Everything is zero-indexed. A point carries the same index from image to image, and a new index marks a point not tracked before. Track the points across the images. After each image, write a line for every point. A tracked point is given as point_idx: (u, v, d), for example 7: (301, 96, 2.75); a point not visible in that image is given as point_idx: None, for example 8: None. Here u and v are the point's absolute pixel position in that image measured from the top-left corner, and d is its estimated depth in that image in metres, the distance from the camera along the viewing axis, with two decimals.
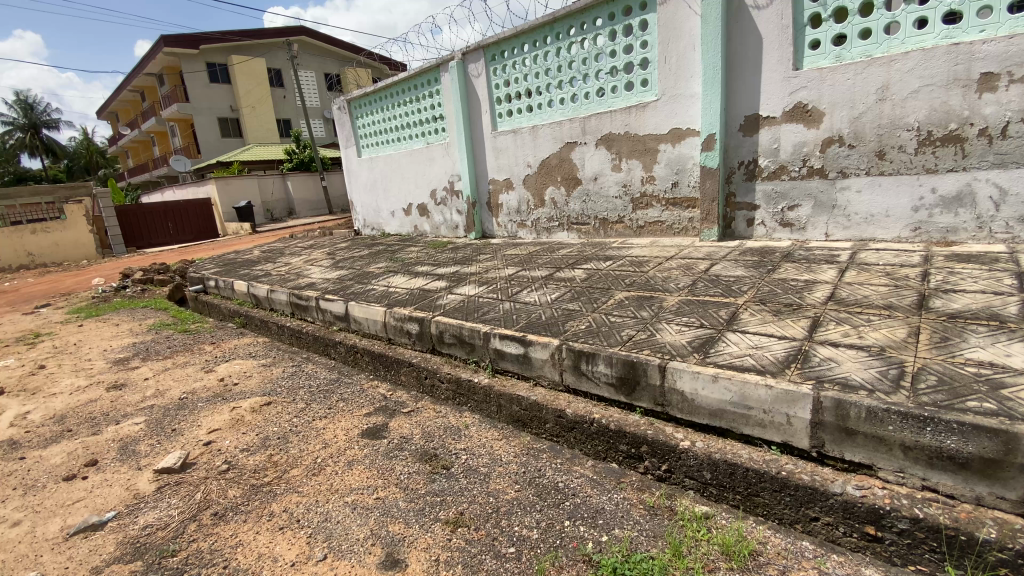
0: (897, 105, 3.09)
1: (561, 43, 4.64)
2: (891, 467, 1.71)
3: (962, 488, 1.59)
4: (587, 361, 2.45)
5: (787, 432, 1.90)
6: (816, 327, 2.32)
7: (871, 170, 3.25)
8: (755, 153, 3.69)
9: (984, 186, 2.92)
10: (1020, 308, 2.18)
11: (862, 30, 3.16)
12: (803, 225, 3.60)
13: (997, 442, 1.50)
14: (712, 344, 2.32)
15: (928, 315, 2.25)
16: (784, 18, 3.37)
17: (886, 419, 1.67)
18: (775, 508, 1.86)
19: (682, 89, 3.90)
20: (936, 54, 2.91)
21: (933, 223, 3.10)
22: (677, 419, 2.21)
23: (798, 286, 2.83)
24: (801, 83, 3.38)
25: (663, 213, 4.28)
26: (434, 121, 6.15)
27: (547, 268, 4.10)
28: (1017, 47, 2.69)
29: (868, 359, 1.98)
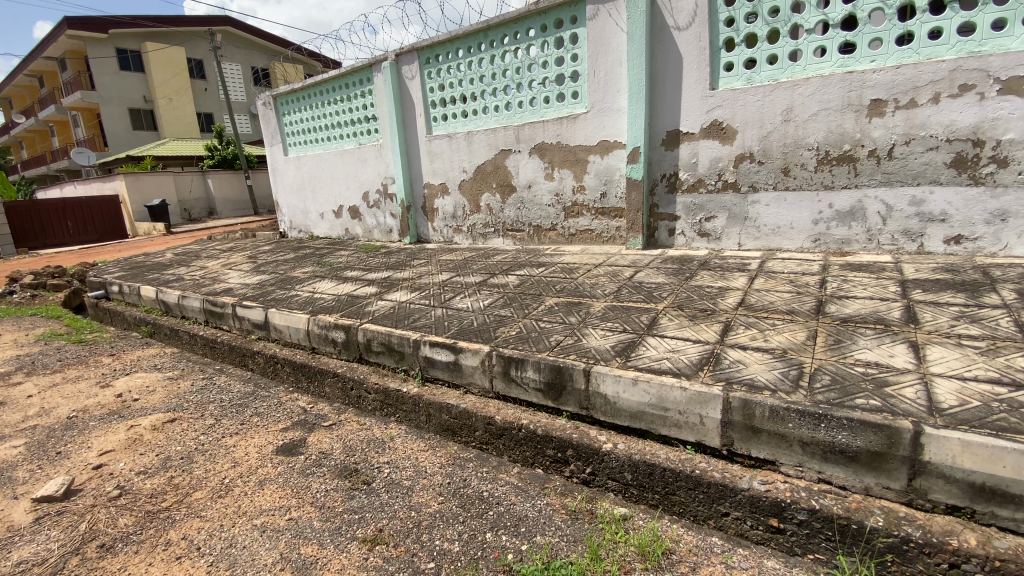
0: (800, 126, 3.35)
1: (495, 51, 4.66)
2: (792, 462, 1.82)
3: (853, 479, 1.72)
4: (515, 367, 2.44)
5: (700, 432, 1.98)
6: (728, 331, 2.46)
7: (778, 185, 3.51)
8: (676, 166, 3.88)
9: (872, 202, 3.22)
10: (901, 312, 2.42)
11: (770, 55, 3.42)
12: (719, 236, 3.82)
13: (882, 436, 1.64)
14: (634, 348, 2.39)
15: (824, 319, 2.45)
16: (702, 40, 3.57)
17: (787, 417, 1.79)
18: (689, 506, 1.93)
19: (610, 102, 4.04)
20: (833, 81, 3.19)
21: (830, 235, 3.40)
22: (600, 422, 2.25)
23: (712, 293, 2.99)
24: (717, 103, 3.60)
25: (593, 222, 4.39)
26: (366, 122, 5.96)
27: (480, 274, 4.08)
28: (902, 77, 2.99)
29: (773, 361, 2.12)
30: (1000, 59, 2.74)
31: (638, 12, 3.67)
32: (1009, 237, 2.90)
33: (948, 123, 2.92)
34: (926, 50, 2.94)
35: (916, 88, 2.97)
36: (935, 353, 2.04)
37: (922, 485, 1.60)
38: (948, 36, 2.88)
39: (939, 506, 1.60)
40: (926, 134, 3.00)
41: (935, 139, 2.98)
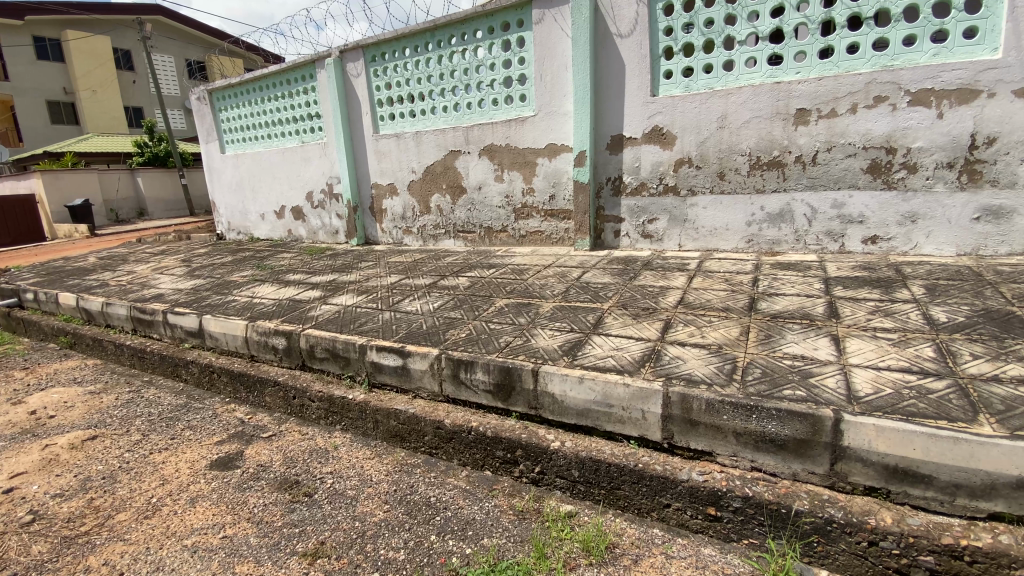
0: (733, 133, 3.53)
1: (442, 51, 4.63)
2: (727, 452, 1.91)
3: (782, 466, 1.82)
4: (464, 369, 2.43)
5: (642, 426, 2.04)
6: (668, 329, 2.55)
7: (714, 189, 3.68)
8: (620, 170, 3.99)
9: (799, 205, 3.44)
10: (825, 308, 2.59)
11: (706, 65, 3.57)
12: (661, 237, 3.96)
13: (806, 424, 1.75)
14: (581, 347, 2.44)
15: (756, 315, 2.59)
16: (642, 48, 3.69)
17: (722, 410, 1.88)
18: (633, 499, 1.98)
19: (556, 106, 4.10)
20: (763, 91, 3.37)
21: (763, 236, 3.60)
22: (548, 421, 2.27)
23: (655, 292, 3.09)
24: (657, 109, 3.73)
25: (542, 223, 4.44)
26: (310, 120, 5.76)
27: (430, 276, 4.03)
28: (824, 88, 3.21)
29: (709, 356, 2.22)
30: (908, 74, 2.98)
31: (582, 19, 3.75)
32: (917, 237, 3.16)
33: (865, 132, 3.16)
34: (844, 63, 3.16)
35: (836, 99, 3.19)
36: (854, 345, 2.20)
37: (843, 469, 1.72)
38: (863, 51, 3.10)
39: (858, 488, 1.72)
40: (845, 142, 3.22)
41: (853, 146, 3.21)
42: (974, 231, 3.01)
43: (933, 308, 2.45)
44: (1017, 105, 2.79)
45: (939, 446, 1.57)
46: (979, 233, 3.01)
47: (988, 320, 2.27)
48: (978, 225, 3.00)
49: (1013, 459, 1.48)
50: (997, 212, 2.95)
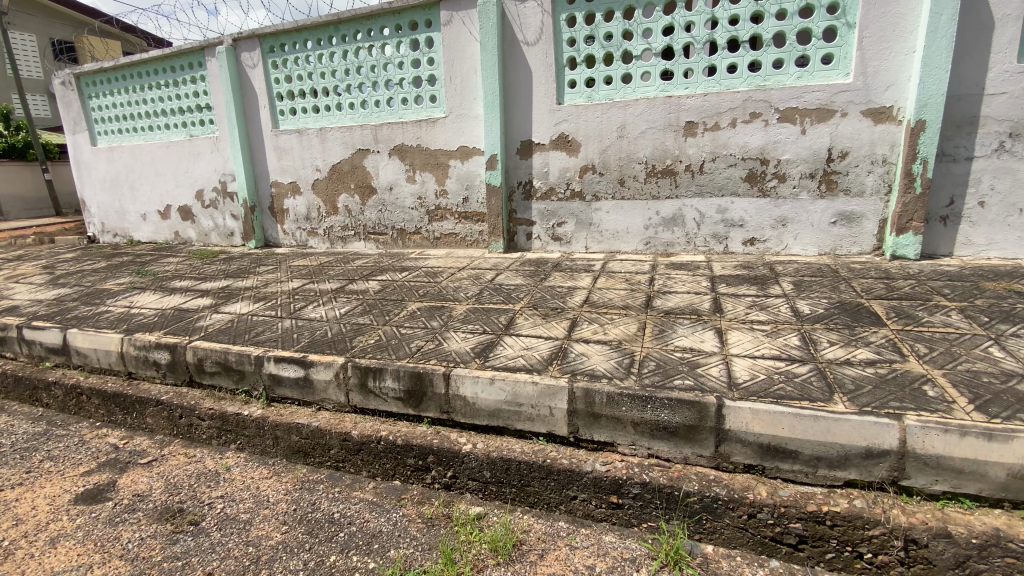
0: (632, 141, 3.75)
1: (347, 46, 4.46)
2: (627, 442, 2.02)
3: (675, 451, 1.96)
4: (373, 377, 2.35)
5: (550, 423, 2.11)
6: (574, 327, 2.65)
7: (616, 194, 3.88)
8: (530, 174, 4.09)
9: (690, 210, 3.73)
10: (710, 303, 2.84)
11: (606, 77, 3.76)
12: (570, 239, 4.11)
13: (694, 411, 1.90)
14: (492, 349, 2.46)
15: (652, 312, 2.77)
16: (548, 56, 3.82)
17: (621, 402, 1.99)
18: (543, 495, 2.03)
19: (466, 109, 4.11)
20: (657, 104, 3.62)
21: (659, 238, 3.86)
22: (460, 424, 2.27)
23: (563, 292, 3.21)
24: (563, 116, 3.87)
25: (456, 226, 4.43)
26: (199, 112, 5.28)
27: (337, 280, 3.86)
28: (708, 104, 3.51)
29: (610, 351, 2.34)
30: (777, 94, 3.34)
31: (490, 24, 3.79)
32: (787, 239, 3.56)
33: (743, 145, 3.50)
34: (724, 81, 3.48)
35: (718, 114, 3.50)
36: (735, 336, 2.43)
37: (725, 450, 1.89)
38: (740, 71, 3.43)
39: (739, 466, 1.89)
40: (728, 153, 3.55)
41: (734, 157, 3.54)
42: (832, 233, 3.45)
43: (800, 302, 2.77)
44: (862, 124, 3.23)
45: (802, 424, 1.77)
46: (835, 235, 3.44)
47: (842, 311, 2.61)
48: (835, 228, 3.44)
49: (861, 431, 1.71)
50: (849, 217, 3.39)
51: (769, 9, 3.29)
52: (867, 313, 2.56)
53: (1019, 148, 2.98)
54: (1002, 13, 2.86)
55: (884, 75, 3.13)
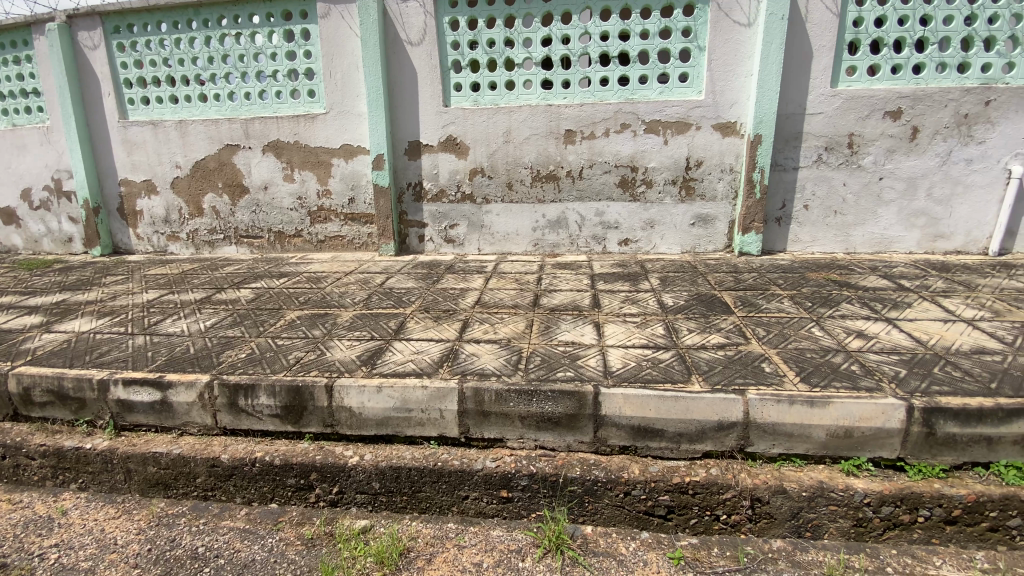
0: (517, 147, 3.86)
1: (210, 32, 4.06)
2: (515, 436, 2.08)
3: (559, 440, 2.06)
4: (245, 395, 2.17)
5: (440, 426, 2.10)
6: (465, 328, 2.67)
7: (504, 197, 3.98)
8: (419, 175, 4.04)
9: (572, 213, 3.94)
10: (591, 300, 3.02)
11: (491, 82, 3.84)
12: (462, 241, 4.14)
13: (574, 401, 2.01)
14: (380, 355, 2.39)
15: (539, 310, 2.88)
16: (432, 58, 3.80)
17: (508, 398, 2.04)
18: (434, 498, 2.02)
19: (349, 106, 3.95)
20: (539, 111, 3.77)
21: (546, 239, 4.02)
22: (346, 437, 2.17)
23: (454, 294, 3.21)
24: (450, 119, 3.88)
25: (342, 228, 4.24)
26: (23, 96, 4.48)
27: (204, 289, 3.51)
28: (585, 114, 3.73)
29: (499, 350, 2.40)
30: (644, 106, 3.65)
31: (370, 21, 3.68)
32: (656, 239, 3.91)
33: (616, 153, 3.77)
34: (598, 93, 3.73)
35: (594, 124, 3.74)
36: (611, 329, 2.61)
37: (604, 434, 2.02)
38: (612, 84, 3.70)
39: (615, 448, 2.04)
40: (604, 160, 3.80)
41: (609, 164, 3.80)
42: (692, 233, 3.84)
43: (666, 296, 3.05)
44: (714, 137, 3.64)
45: (666, 404, 1.96)
46: (695, 235, 3.85)
47: (699, 302, 2.93)
48: (695, 228, 3.84)
49: (713, 407, 1.93)
50: (706, 219, 3.81)
51: (634, 28, 3.59)
52: (720, 303, 2.89)
53: (832, 160, 3.55)
54: (817, 45, 3.39)
55: (730, 94, 3.55)
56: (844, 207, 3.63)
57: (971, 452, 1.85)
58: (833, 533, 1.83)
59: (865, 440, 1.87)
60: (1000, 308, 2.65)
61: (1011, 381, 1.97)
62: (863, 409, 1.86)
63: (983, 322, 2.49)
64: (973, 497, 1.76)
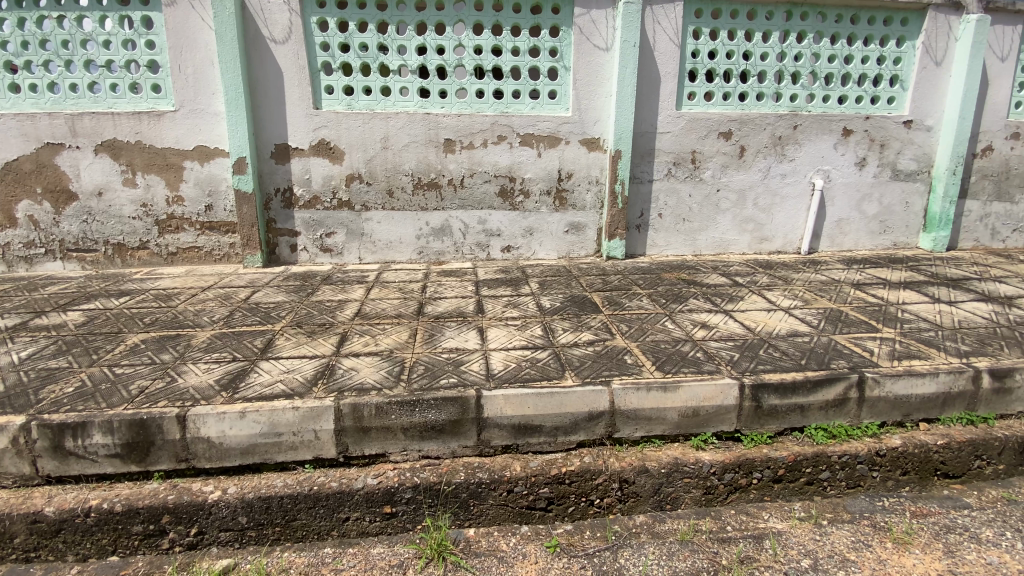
0: (395, 154, 3.80)
1: (21, 11, 3.45)
2: (397, 449, 2.04)
3: (442, 447, 2.06)
4: (73, 436, 1.87)
5: (316, 447, 1.99)
6: (343, 342, 2.56)
7: (384, 205, 3.89)
8: (289, 181, 3.80)
9: (455, 221, 3.98)
10: (474, 306, 3.08)
11: (365, 87, 3.75)
12: (340, 250, 3.96)
13: (456, 407, 2.03)
14: (243, 378, 2.19)
15: (423, 318, 2.87)
16: (299, 58, 3.61)
17: (389, 411, 2.00)
18: (311, 525, 1.91)
19: (203, 105, 3.60)
20: (417, 119, 3.75)
21: (430, 247, 4.01)
22: (206, 471, 1.97)
23: (331, 306, 3.06)
24: (321, 122, 3.70)
25: (199, 239, 3.83)
26: None
27: (17, 313, 2.95)
28: (463, 124, 3.79)
29: (380, 362, 2.34)
30: (518, 119, 3.81)
31: (226, 14, 3.39)
32: (535, 246, 4.09)
33: (495, 163, 3.88)
34: (475, 104, 3.82)
35: (472, 134, 3.82)
36: (493, 333, 2.68)
37: (486, 437, 2.07)
38: (487, 96, 3.81)
39: (498, 449, 2.09)
40: (484, 170, 3.89)
41: (488, 173, 3.90)
42: (567, 239, 4.09)
43: (544, 298, 3.22)
44: (582, 150, 3.92)
45: (543, 401, 2.06)
46: (570, 241, 4.10)
47: (573, 303, 3.13)
48: (569, 235, 4.09)
49: (584, 400, 2.08)
50: (578, 226, 4.08)
51: (506, 44, 3.75)
52: (591, 303, 3.12)
53: (681, 173, 4.02)
54: (664, 71, 3.82)
55: (594, 111, 3.86)
56: (692, 215, 4.12)
57: (790, 419, 2.20)
58: (687, 503, 2.06)
59: (709, 417, 2.15)
60: (809, 297, 3.21)
61: (816, 358, 2.40)
62: (706, 390, 2.13)
63: (796, 310, 2.99)
64: (792, 457, 2.09)
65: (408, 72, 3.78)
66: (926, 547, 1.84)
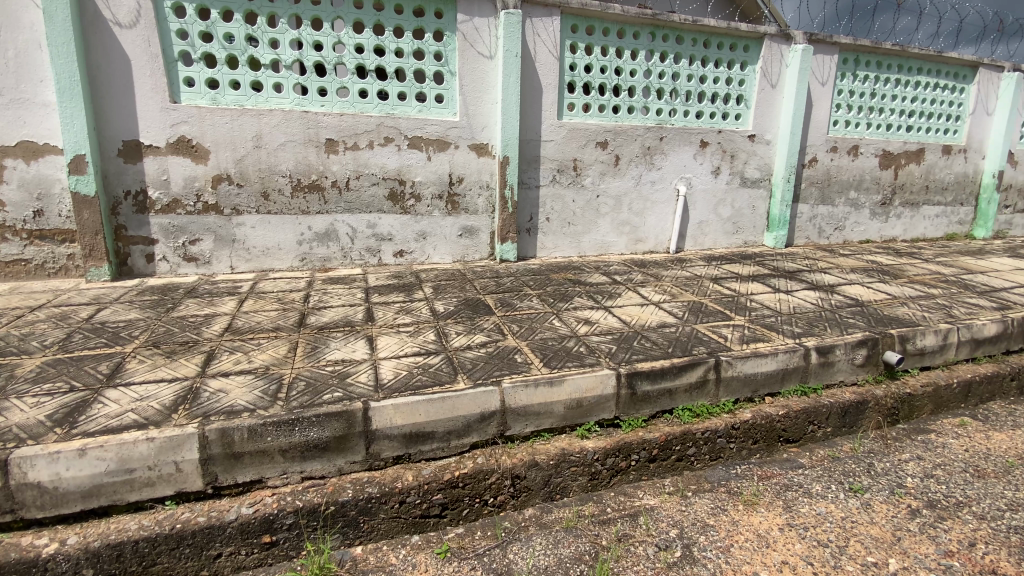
0: (270, 154, 3.55)
1: None
2: (276, 473, 1.91)
3: (327, 466, 1.96)
4: None
5: (178, 481, 1.79)
6: (210, 361, 2.34)
7: (259, 209, 3.61)
8: (142, 182, 3.38)
9: (341, 225, 3.81)
10: (362, 313, 2.98)
11: (232, 81, 3.46)
12: (208, 259, 3.61)
13: (341, 421, 1.94)
14: (84, 411, 1.91)
15: (304, 330, 2.71)
16: (151, 46, 3.23)
17: (264, 433, 1.86)
18: (176, 567, 1.72)
19: (28, 93, 3.07)
20: (294, 117, 3.54)
21: (313, 253, 3.80)
22: (38, 521, 1.69)
23: (196, 322, 2.77)
24: (180, 118, 3.34)
25: (27, 250, 3.28)
26: None
27: None
28: (345, 124, 3.64)
29: (255, 380, 2.17)
30: (405, 122, 3.75)
31: None
32: (428, 250, 4.06)
33: (382, 165, 3.78)
34: (358, 104, 3.69)
35: (356, 134, 3.68)
36: (383, 341, 2.61)
37: (375, 449, 2.01)
38: (371, 96, 3.70)
39: (388, 461, 2.04)
40: (370, 172, 3.77)
41: (375, 176, 3.79)
42: (460, 242, 4.11)
43: (436, 303, 3.20)
44: (471, 155, 3.97)
45: (433, 407, 2.05)
46: (463, 245, 4.13)
47: (465, 306, 3.16)
48: (462, 239, 4.11)
49: (475, 402, 2.11)
50: (471, 230, 4.12)
51: (389, 45, 3.67)
52: (483, 306, 3.17)
53: (565, 179, 4.23)
54: (545, 81, 4.00)
55: (481, 117, 3.92)
56: (576, 219, 4.36)
57: (661, 403, 2.42)
58: (574, 492, 2.18)
59: (592, 407, 2.29)
60: (677, 292, 3.56)
61: (681, 346, 2.66)
62: (588, 383, 2.27)
63: (666, 303, 3.30)
64: (664, 438, 2.30)
65: (283, 67, 3.55)
66: (770, 505, 2.13)
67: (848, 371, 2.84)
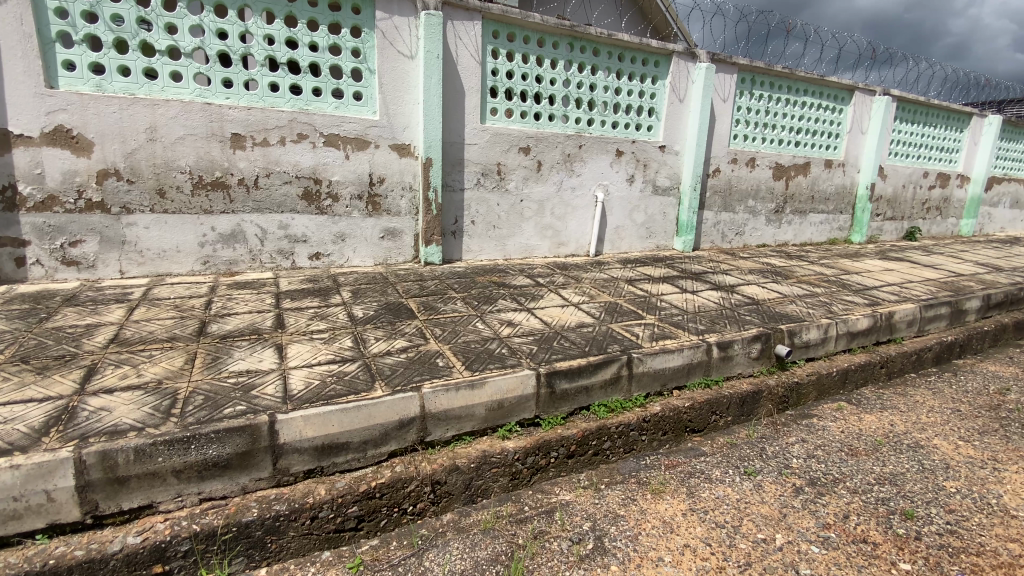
0: (167, 148, 3.27)
1: None
2: (170, 496, 1.76)
3: (229, 485, 1.84)
4: None
5: (50, 512, 1.61)
6: (90, 377, 2.11)
7: (154, 207, 3.31)
8: (9, 176, 2.98)
9: (249, 226, 3.58)
10: (272, 320, 2.82)
11: (121, 66, 3.14)
12: (93, 263, 3.26)
13: (245, 436, 1.83)
14: None
15: (204, 340, 2.52)
16: (20, 22, 2.86)
17: (154, 453, 1.71)
18: None
19: None
20: (194, 109, 3.28)
21: (218, 256, 3.54)
22: None
23: (75, 333, 2.49)
24: (58, 105, 2.99)
25: None
26: None
27: None
28: (253, 118, 3.44)
29: (145, 396, 1.99)
30: (320, 119, 3.60)
31: None
32: (347, 252, 3.92)
33: (295, 163, 3.60)
34: (268, 98, 3.49)
35: (266, 130, 3.48)
36: (294, 349, 2.50)
37: (284, 464, 1.91)
38: (282, 91, 3.52)
39: (299, 475, 1.95)
40: (281, 170, 3.58)
41: (288, 175, 3.60)
42: (381, 245, 4.02)
43: (355, 307, 3.11)
44: (392, 156, 3.89)
45: (348, 416, 1.99)
46: (385, 247, 4.03)
47: (386, 310, 3.09)
48: (384, 241, 4.02)
49: (392, 408, 2.07)
50: (393, 232, 4.04)
51: (302, 38, 3.52)
52: (405, 310, 3.12)
53: (488, 183, 4.26)
54: (467, 85, 4.01)
55: (402, 117, 3.85)
56: (499, 222, 4.41)
57: (578, 401, 2.51)
58: (494, 493, 2.21)
59: (511, 408, 2.33)
60: (594, 293, 3.71)
61: (596, 345, 2.78)
62: (507, 384, 2.31)
63: (584, 304, 3.43)
64: (580, 434, 2.39)
65: (182, 54, 3.28)
66: (675, 492, 2.29)
67: (746, 364, 3.10)
